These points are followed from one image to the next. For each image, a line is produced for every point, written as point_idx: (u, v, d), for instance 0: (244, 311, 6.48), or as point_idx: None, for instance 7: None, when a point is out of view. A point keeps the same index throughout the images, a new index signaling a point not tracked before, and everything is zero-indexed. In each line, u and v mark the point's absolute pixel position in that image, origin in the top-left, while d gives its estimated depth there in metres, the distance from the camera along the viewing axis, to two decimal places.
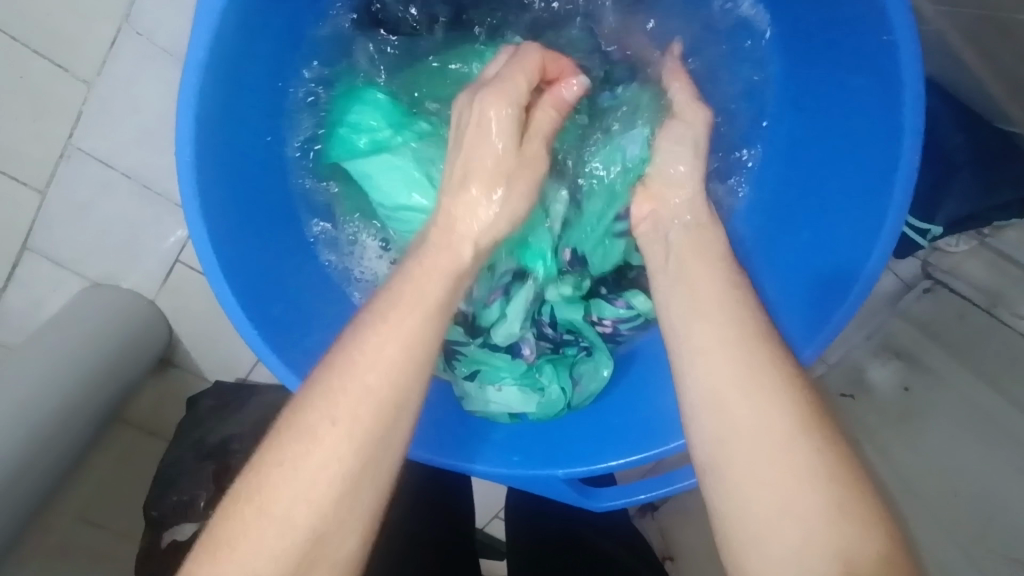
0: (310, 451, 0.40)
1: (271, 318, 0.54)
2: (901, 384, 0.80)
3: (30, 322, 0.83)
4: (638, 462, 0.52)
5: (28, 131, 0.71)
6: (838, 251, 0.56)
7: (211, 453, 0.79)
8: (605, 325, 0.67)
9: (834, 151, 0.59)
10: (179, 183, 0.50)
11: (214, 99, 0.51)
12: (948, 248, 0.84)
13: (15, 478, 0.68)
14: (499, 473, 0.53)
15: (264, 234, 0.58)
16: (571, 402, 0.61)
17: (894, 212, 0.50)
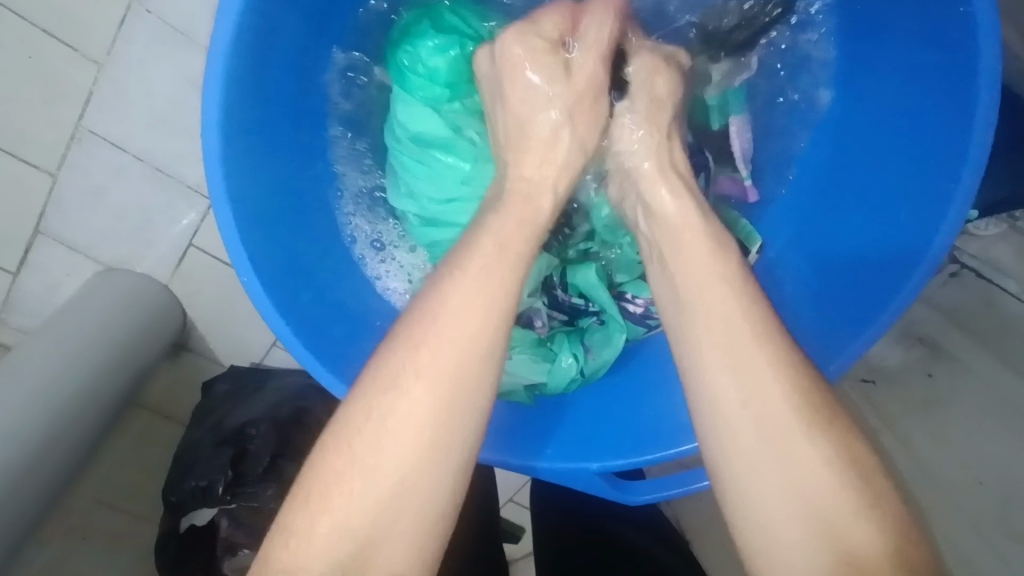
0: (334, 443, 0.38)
1: (299, 307, 0.54)
2: (924, 369, 0.79)
3: (45, 305, 0.83)
4: (674, 455, 0.50)
5: (39, 115, 0.72)
6: (893, 239, 0.56)
7: (228, 439, 0.78)
8: (637, 304, 0.65)
9: (892, 136, 0.59)
10: (206, 178, 0.48)
11: (247, 79, 0.49)
12: (977, 232, 0.79)
13: (35, 464, 0.67)
14: (533, 467, 0.52)
15: (289, 224, 0.57)
16: (583, 369, 0.62)
17: (960, 197, 0.49)
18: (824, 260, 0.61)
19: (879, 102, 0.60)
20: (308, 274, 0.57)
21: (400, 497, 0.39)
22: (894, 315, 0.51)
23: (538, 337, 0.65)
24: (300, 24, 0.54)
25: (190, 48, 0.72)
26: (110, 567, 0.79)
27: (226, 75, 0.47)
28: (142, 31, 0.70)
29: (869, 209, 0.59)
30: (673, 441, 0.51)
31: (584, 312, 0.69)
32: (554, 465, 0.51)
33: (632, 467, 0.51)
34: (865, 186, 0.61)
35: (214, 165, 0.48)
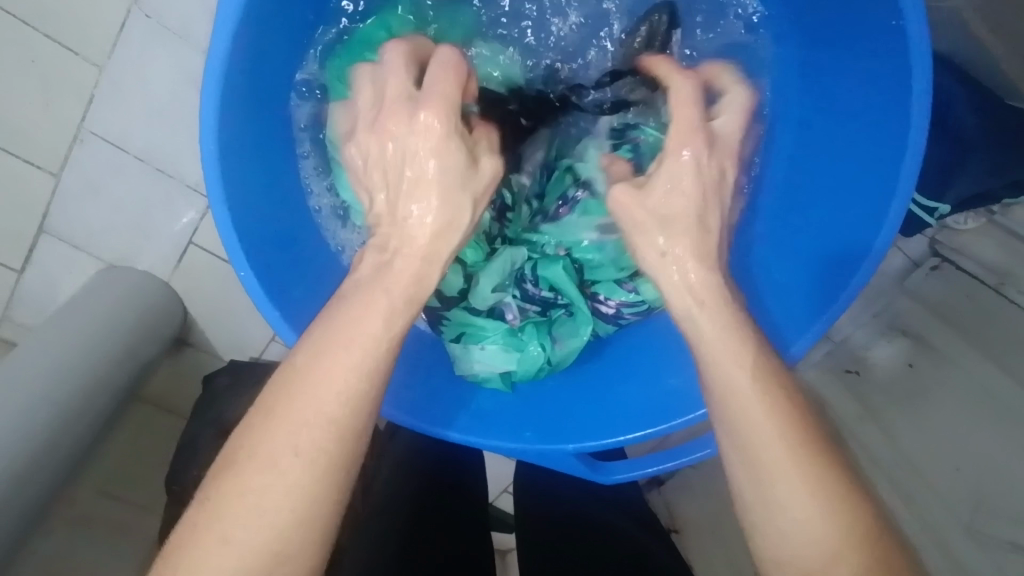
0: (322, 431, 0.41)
1: (290, 299, 0.56)
2: (907, 361, 0.82)
3: (48, 302, 0.85)
4: (648, 436, 0.53)
5: (42, 115, 0.74)
6: (845, 235, 0.57)
7: (229, 430, 0.81)
8: (608, 305, 0.67)
9: (845, 135, 0.60)
10: (201, 165, 0.49)
11: (240, 77, 0.50)
12: (956, 226, 0.84)
13: (40, 455, 0.70)
14: (513, 448, 0.54)
15: (271, 209, 0.58)
16: (551, 358, 0.63)
17: (901, 195, 0.51)
18: (786, 249, 0.62)
19: (831, 102, 0.61)
20: (298, 265, 0.59)
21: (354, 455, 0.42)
22: (850, 297, 0.52)
23: (509, 329, 0.64)
24: (285, 20, 0.55)
25: (188, 50, 0.74)
26: (114, 555, 0.81)
27: (221, 73, 0.47)
28: (141, 34, 0.73)
29: (828, 194, 0.60)
30: (647, 423, 0.54)
31: (554, 305, 0.67)
32: (533, 447, 0.53)
33: (609, 448, 0.53)
34: (823, 172, 0.61)
35: (207, 156, 0.49)
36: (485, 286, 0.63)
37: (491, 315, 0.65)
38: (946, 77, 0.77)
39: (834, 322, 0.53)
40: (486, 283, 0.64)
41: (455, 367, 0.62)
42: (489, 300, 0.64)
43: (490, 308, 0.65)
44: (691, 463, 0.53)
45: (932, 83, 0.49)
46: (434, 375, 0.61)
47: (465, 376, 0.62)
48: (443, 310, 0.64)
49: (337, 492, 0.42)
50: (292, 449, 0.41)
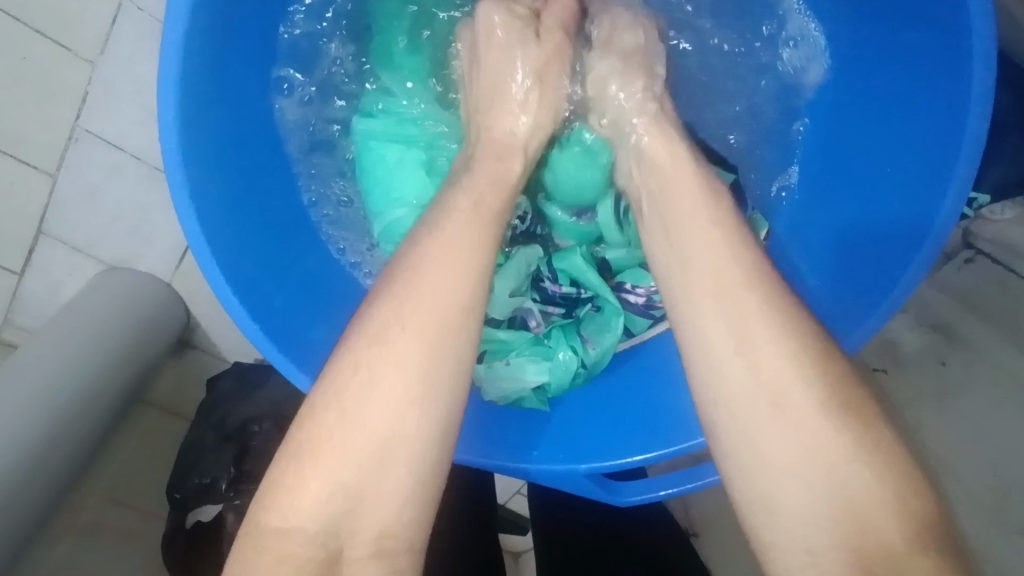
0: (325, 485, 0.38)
1: (272, 309, 0.52)
2: (939, 359, 0.78)
3: (49, 306, 0.84)
4: (658, 458, 0.49)
5: (32, 116, 0.71)
6: (906, 210, 0.52)
7: (231, 435, 0.78)
8: (639, 293, 0.63)
9: (889, 113, 0.57)
10: (163, 161, 0.47)
11: (199, 77, 0.49)
12: (991, 216, 0.79)
13: (37, 465, 0.68)
14: (517, 471, 0.50)
15: (263, 222, 0.56)
16: (585, 361, 0.60)
17: (966, 158, 0.47)
18: (852, 229, 0.57)
19: (867, 85, 0.59)
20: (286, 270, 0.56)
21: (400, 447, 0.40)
22: (932, 256, 0.47)
23: (534, 337, 0.62)
24: (252, 22, 0.55)
25: None
26: (119, 563, 0.79)
27: (179, 70, 0.46)
28: (133, 30, 0.70)
29: (885, 171, 0.56)
30: (655, 443, 0.50)
31: (578, 301, 0.65)
32: (540, 469, 0.50)
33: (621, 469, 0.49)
34: (875, 146, 0.58)
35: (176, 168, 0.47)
36: (501, 293, 0.62)
37: (513, 324, 0.63)
38: None
39: (900, 307, 0.48)
40: (502, 288, 0.62)
41: (481, 394, 0.58)
42: (507, 307, 0.62)
43: (511, 317, 0.63)
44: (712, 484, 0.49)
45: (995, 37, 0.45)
46: None
47: (496, 404, 0.57)
48: None
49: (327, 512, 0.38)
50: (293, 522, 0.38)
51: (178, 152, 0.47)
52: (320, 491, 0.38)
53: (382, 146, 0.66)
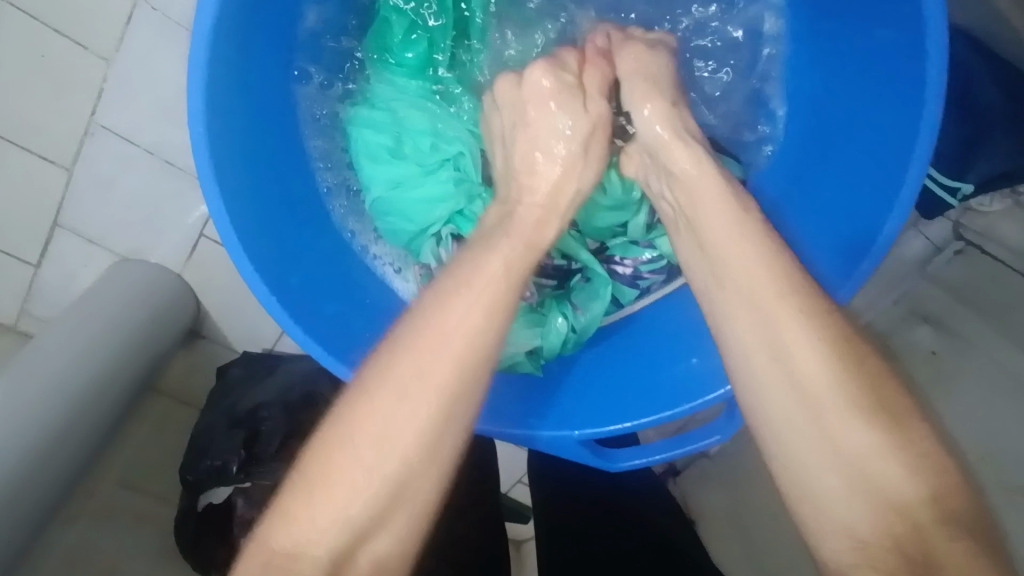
0: (353, 477, 0.42)
1: (288, 282, 0.54)
2: (931, 348, 0.81)
3: (65, 296, 0.87)
4: (650, 424, 0.51)
5: (51, 109, 0.74)
6: (864, 208, 0.55)
7: (241, 421, 0.80)
8: (625, 266, 0.66)
9: (859, 114, 0.59)
10: (194, 149, 0.49)
11: (225, 67, 0.50)
12: (980, 208, 0.83)
13: (55, 447, 0.71)
14: (515, 435, 0.52)
15: (275, 196, 0.58)
16: (575, 326, 0.62)
17: (918, 160, 0.49)
18: (825, 205, 0.59)
19: (845, 87, 0.61)
20: (294, 245, 0.58)
21: (435, 448, 0.44)
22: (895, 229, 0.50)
23: (528, 305, 0.64)
24: (274, 19, 0.56)
25: None
26: (133, 544, 0.81)
27: (208, 59, 0.48)
28: (147, 28, 0.72)
29: (861, 147, 0.58)
30: (649, 411, 0.52)
31: (569, 273, 0.67)
32: (536, 434, 0.52)
33: (614, 435, 0.52)
34: (844, 144, 0.60)
35: (202, 151, 0.49)
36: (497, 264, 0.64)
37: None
38: (961, 47, 0.73)
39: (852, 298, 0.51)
40: None
41: None
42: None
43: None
44: (699, 450, 0.52)
45: (949, 45, 0.48)
46: None
47: (492, 369, 0.59)
48: None
49: (338, 477, 0.41)
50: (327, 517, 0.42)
51: (206, 139, 0.49)
52: (346, 491, 0.42)
53: (359, 128, 0.67)
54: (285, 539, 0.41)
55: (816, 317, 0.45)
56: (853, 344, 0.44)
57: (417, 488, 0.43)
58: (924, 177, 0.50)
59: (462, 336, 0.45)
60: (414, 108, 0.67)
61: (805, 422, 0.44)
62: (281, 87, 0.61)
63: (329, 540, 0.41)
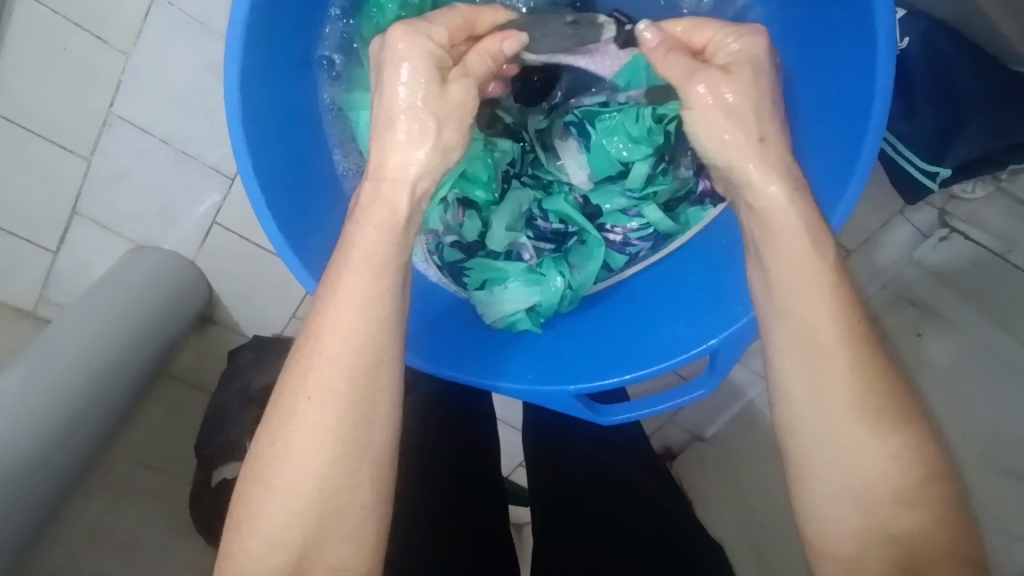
0: (305, 454, 0.45)
1: (308, 247, 0.57)
2: (916, 330, 0.84)
3: (81, 283, 0.90)
4: (641, 377, 0.54)
5: (72, 101, 0.78)
6: (850, 107, 0.56)
7: (255, 399, 0.84)
8: (616, 233, 0.69)
9: (829, 16, 0.59)
10: (227, 115, 0.52)
11: (257, 45, 0.54)
12: (964, 194, 0.86)
13: (75, 424, 0.74)
14: (514, 388, 0.56)
15: (294, 187, 0.60)
16: (571, 283, 0.64)
17: (884, 39, 0.51)
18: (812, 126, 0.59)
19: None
20: (315, 215, 0.60)
21: (374, 405, 0.46)
22: (877, 140, 0.51)
23: (527, 266, 0.66)
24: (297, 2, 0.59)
25: (206, 36, 0.77)
26: (150, 519, 0.84)
27: (244, 37, 0.51)
28: (163, 22, 0.75)
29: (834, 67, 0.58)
30: (639, 365, 0.55)
31: (566, 236, 0.70)
32: (535, 388, 0.55)
33: (607, 388, 0.55)
34: (820, 50, 0.61)
35: (237, 133, 0.52)
36: (498, 227, 0.66)
37: (509, 257, 0.68)
38: (942, 38, 0.76)
39: (856, 202, 0.52)
40: (498, 224, 0.67)
41: (483, 317, 0.63)
42: (505, 240, 0.67)
43: (507, 250, 0.68)
44: (688, 403, 0.55)
45: None
46: (446, 325, 0.62)
47: (495, 326, 0.62)
48: (464, 262, 0.67)
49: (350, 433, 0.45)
50: (286, 493, 0.44)
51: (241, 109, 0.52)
52: (304, 467, 0.44)
53: (359, 108, 0.65)
54: (269, 516, 0.45)
55: (798, 282, 0.48)
56: (832, 310, 0.47)
57: (372, 448, 0.46)
58: (896, 54, 0.50)
59: (367, 301, 0.46)
60: None
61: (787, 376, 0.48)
62: (303, 67, 0.63)
63: (344, 490, 0.45)
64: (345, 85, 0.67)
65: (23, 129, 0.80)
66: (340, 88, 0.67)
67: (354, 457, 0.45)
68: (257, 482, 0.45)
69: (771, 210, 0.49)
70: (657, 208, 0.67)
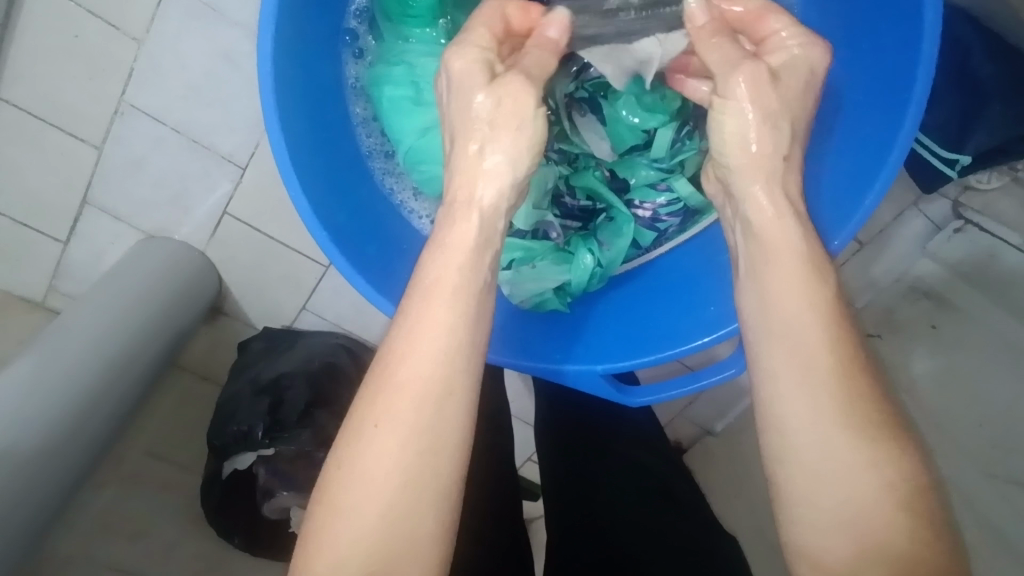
0: (375, 482, 0.44)
1: (337, 224, 0.57)
2: (930, 322, 0.83)
3: (91, 273, 0.90)
4: (669, 358, 0.54)
5: (85, 89, 0.78)
6: (869, 125, 0.56)
7: (266, 389, 0.83)
8: (645, 209, 0.68)
9: (865, 34, 0.60)
10: (260, 83, 0.51)
11: (290, 17, 0.53)
12: (979, 185, 0.86)
13: (87, 412, 0.73)
14: (544, 370, 0.55)
15: (324, 163, 0.59)
16: (600, 261, 0.64)
17: (924, 68, 0.51)
18: (838, 135, 0.59)
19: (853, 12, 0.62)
20: (340, 191, 0.60)
21: (444, 434, 0.45)
22: (900, 157, 0.52)
23: (555, 245, 0.66)
24: None
25: (219, 22, 0.76)
26: (162, 509, 0.84)
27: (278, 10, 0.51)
28: (178, 9, 0.75)
29: (868, 78, 0.58)
30: (668, 346, 0.55)
31: (594, 214, 0.70)
32: (565, 369, 0.55)
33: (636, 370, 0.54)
34: (849, 66, 0.61)
35: (270, 107, 0.52)
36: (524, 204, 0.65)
37: (536, 236, 0.67)
38: (961, 27, 0.76)
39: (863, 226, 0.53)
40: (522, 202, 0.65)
41: (510, 296, 0.63)
42: (531, 218, 0.65)
43: (534, 229, 0.67)
44: (715, 384, 0.54)
45: None
46: None
47: (521, 305, 0.62)
48: None
49: (419, 461, 0.44)
50: (356, 521, 0.43)
51: (273, 78, 0.51)
52: (372, 496, 0.44)
53: (381, 84, 0.66)
54: (339, 546, 0.43)
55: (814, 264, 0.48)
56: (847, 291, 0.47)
57: (442, 478, 0.45)
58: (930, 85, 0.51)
59: (444, 331, 0.45)
60: (426, 55, 0.66)
61: (797, 356, 0.46)
62: (330, 43, 0.63)
63: (411, 519, 0.44)
64: (369, 58, 0.67)
65: (36, 118, 0.79)
66: (364, 65, 0.67)
67: (423, 488, 0.44)
68: (327, 507, 0.44)
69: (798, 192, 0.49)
70: (686, 182, 0.66)
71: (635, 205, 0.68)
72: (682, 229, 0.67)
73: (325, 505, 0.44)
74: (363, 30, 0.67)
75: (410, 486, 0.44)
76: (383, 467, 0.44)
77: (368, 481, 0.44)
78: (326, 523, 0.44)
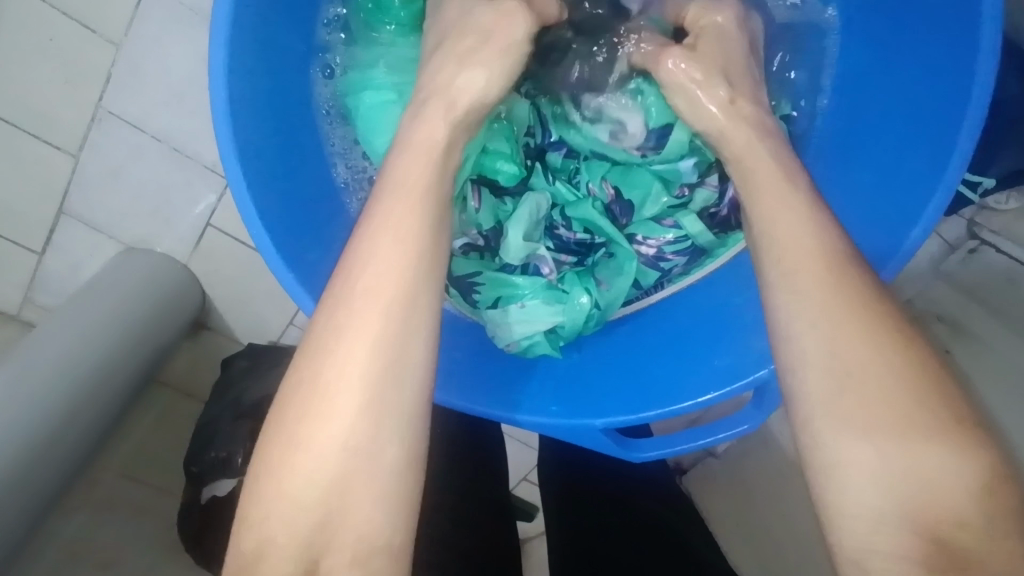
0: (340, 384, 0.40)
1: (305, 256, 0.53)
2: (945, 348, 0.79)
3: (68, 285, 0.86)
4: (679, 413, 0.50)
5: (62, 94, 0.74)
6: (909, 178, 0.54)
7: (246, 412, 0.80)
8: (650, 245, 0.65)
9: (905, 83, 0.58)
10: (212, 103, 0.49)
11: (246, 31, 0.51)
12: (997, 206, 0.83)
13: (58, 433, 0.69)
14: (541, 422, 0.51)
15: (289, 185, 0.56)
16: (598, 303, 0.62)
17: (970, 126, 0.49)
18: (855, 185, 0.59)
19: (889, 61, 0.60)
20: (307, 216, 0.56)
21: (415, 331, 0.42)
22: (938, 212, 0.49)
23: (547, 281, 0.63)
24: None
25: (201, 25, 0.72)
26: (134, 536, 0.80)
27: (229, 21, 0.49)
28: (157, 10, 0.71)
29: (911, 133, 0.56)
30: (677, 398, 0.51)
31: (592, 248, 0.67)
32: (562, 421, 0.51)
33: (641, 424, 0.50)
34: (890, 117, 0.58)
35: (223, 127, 0.49)
36: (515, 237, 0.63)
37: (526, 270, 0.65)
38: None
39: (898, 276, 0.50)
40: (515, 233, 0.64)
41: (495, 339, 0.59)
42: (522, 252, 0.63)
43: (524, 263, 0.65)
44: (728, 439, 0.52)
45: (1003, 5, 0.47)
46: (456, 346, 0.58)
47: (508, 350, 0.59)
48: (475, 275, 0.63)
49: (391, 360, 0.41)
50: (325, 425, 0.40)
51: (226, 98, 0.49)
52: (342, 397, 0.40)
53: (358, 92, 0.64)
54: (304, 456, 0.40)
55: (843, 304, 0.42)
56: None
57: (415, 378, 0.42)
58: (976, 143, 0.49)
59: (409, 232, 0.44)
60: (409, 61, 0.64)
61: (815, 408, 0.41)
62: (301, 61, 0.61)
63: (381, 422, 0.41)
64: (343, 74, 0.65)
65: (11, 123, 0.76)
66: (336, 85, 0.64)
67: (393, 392, 0.41)
68: (288, 418, 0.40)
69: (819, 223, 0.45)
70: (696, 219, 0.64)
71: (642, 243, 0.65)
72: (687, 270, 0.65)
73: (284, 416, 0.40)
74: (336, 44, 0.64)
75: (383, 386, 0.41)
76: (351, 365, 0.40)
77: (338, 380, 0.40)
78: (288, 436, 0.40)
